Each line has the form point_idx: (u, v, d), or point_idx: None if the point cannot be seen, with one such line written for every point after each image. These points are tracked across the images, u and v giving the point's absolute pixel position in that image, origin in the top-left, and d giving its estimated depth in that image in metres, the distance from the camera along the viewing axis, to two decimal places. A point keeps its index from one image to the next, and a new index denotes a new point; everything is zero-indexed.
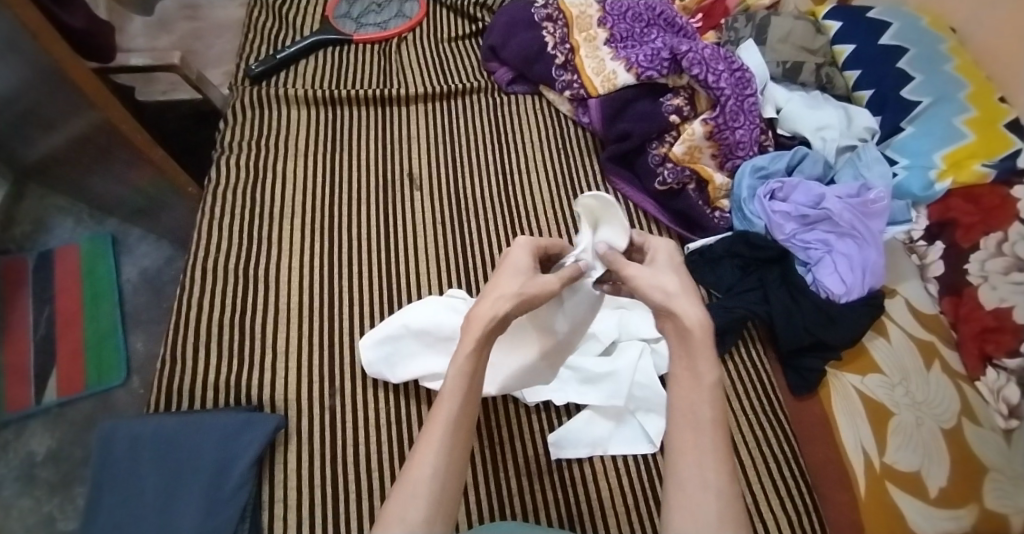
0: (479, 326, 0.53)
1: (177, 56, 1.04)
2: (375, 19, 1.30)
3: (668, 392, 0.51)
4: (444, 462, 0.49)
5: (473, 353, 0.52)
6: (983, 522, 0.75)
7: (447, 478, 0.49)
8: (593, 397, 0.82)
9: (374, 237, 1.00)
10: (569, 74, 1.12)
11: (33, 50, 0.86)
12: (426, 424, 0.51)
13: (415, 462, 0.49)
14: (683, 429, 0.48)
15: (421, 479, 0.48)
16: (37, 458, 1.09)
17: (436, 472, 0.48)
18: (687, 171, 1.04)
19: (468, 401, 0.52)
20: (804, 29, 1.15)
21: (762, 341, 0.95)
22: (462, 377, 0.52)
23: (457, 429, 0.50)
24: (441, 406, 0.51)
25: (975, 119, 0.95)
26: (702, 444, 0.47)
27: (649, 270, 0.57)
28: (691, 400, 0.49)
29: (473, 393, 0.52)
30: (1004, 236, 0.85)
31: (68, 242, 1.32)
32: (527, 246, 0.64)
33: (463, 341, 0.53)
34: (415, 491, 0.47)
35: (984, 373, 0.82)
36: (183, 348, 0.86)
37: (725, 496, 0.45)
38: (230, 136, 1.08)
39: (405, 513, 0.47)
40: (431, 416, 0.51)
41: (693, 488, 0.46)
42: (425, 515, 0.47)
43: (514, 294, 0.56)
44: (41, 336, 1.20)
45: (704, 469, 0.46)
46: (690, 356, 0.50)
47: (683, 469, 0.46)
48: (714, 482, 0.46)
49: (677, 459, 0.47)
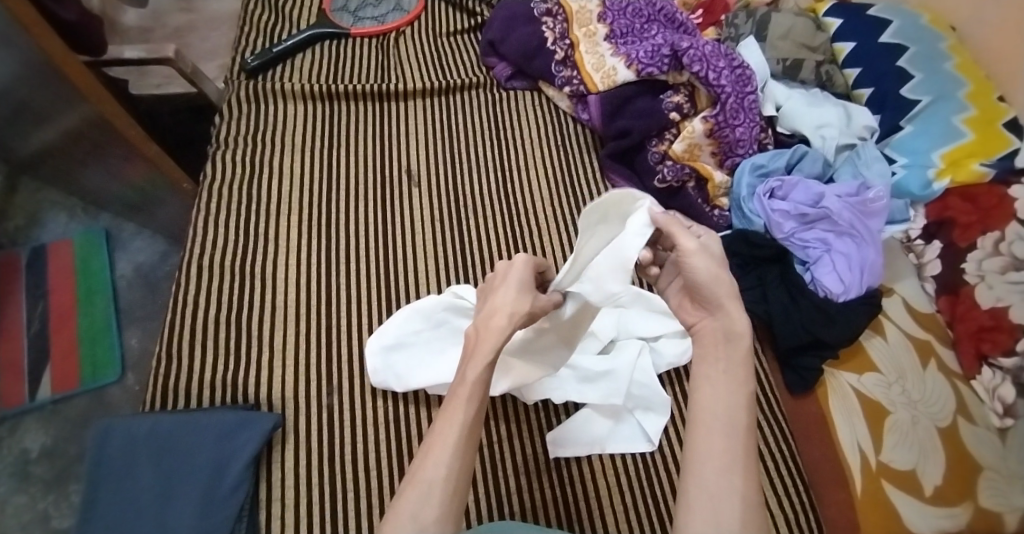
0: (495, 339, 0.54)
1: (171, 49, 1.03)
2: (372, 12, 1.29)
3: (697, 392, 0.51)
4: (456, 463, 0.49)
5: (488, 363, 0.53)
6: (977, 521, 0.76)
7: (459, 478, 0.49)
8: (592, 396, 0.82)
9: (372, 235, 0.99)
10: (568, 70, 1.11)
11: (23, 43, 0.84)
12: (438, 423, 0.51)
13: (426, 463, 0.49)
14: (713, 433, 0.48)
15: (432, 481, 0.48)
16: (32, 455, 1.08)
17: (449, 474, 0.49)
18: (687, 168, 1.03)
19: (481, 406, 0.52)
20: (804, 26, 1.14)
21: (760, 340, 0.95)
22: (479, 384, 0.52)
23: (469, 433, 0.51)
24: (454, 407, 0.51)
25: (974, 118, 0.95)
26: (732, 449, 0.47)
27: (700, 256, 0.55)
28: (721, 401, 0.50)
29: (485, 400, 0.53)
30: (1002, 236, 0.85)
31: (61, 236, 1.30)
32: (528, 265, 0.61)
33: (476, 352, 0.54)
34: (426, 489, 0.48)
35: (979, 372, 0.83)
36: (179, 346, 0.86)
37: (748, 502, 0.45)
38: (226, 131, 1.07)
39: (417, 512, 0.47)
40: (445, 416, 0.51)
41: (718, 490, 0.46)
42: (437, 514, 0.47)
43: (526, 313, 0.57)
44: (35, 331, 1.19)
45: (731, 473, 0.46)
46: (728, 360, 0.52)
47: (710, 469, 0.47)
48: (740, 486, 0.46)
49: (703, 461, 0.47)
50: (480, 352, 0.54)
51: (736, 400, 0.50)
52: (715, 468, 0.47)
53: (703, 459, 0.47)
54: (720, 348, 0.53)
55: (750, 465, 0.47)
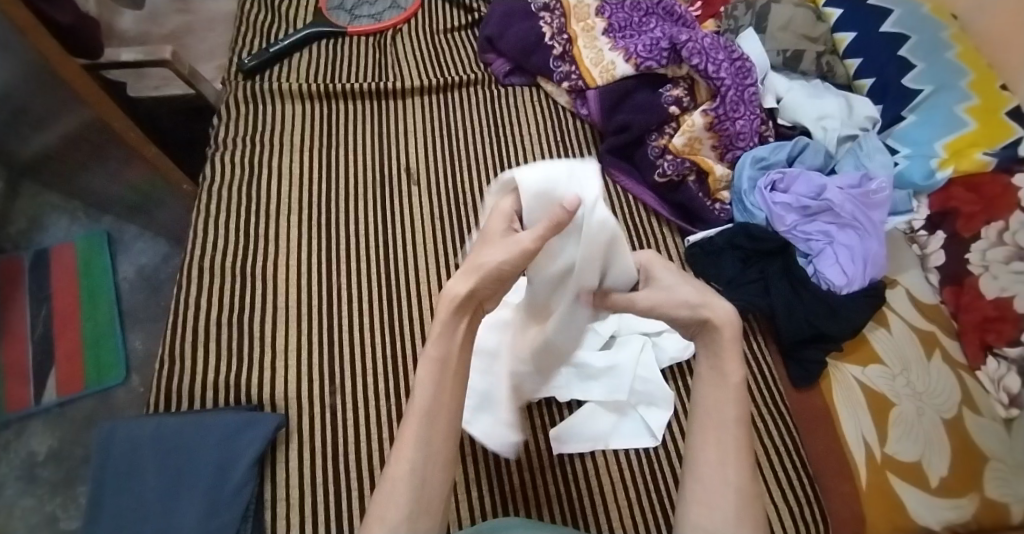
0: (447, 307, 0.54)
1: (167, 50, 1.02)
2: (369, 10, 1.28)
3: (696, 389, 0.55)
4: (421, 458, 0.52)
5: (439, 337, 0.54)
6: (984, 511, 0.76)
7: (425, 473, 0.52)
8: (595, 393, 0.82)
9: (373, 232, 0.99)
10: (567, 65, 1.12)
11: (23, 48, 0.85)
12: (404, 418, 0.54)
13: (395, 459, 0.52)
14: (709, 430, 0.52)
15: (398, 476, 0.51)
16: (39, 458, 1.09)
17: (415, 467, 0.51)
18: (688, 162, 1.03)
19: (442, 388, 0.54)
20: (804, 16, 1.13)
21: (763, 333, 0.94)
22: (432, 365, 0.54)
23: (433, 423, 0.53)
24: (417, 394, 0.54)
25: (976, 108, 0.95)
26: (724, 440, 0.51)
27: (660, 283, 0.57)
28: (719, 399, 0.53)
29: (446, 378, 0.54)
30: (1005, 226, 0.84)
31: (63, 240, 1.30)
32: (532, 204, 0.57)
33: (433, 324, 0.55)
34: (396, 485, 0.51)
35: (984, 362, 0.84)
36: (182, 347, 0.86)
37: (744, 495, 0.49)
38: (224, 133, 1.06)
39: (386, 513, 0.50)
40: (409, 408, 0.54)
41: (715, 487, 0.49)
42: (406, 513, 0.50)
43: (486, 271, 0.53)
44: (40, 335, 1.19)
45: (727, 468, 0.50)
46: (715, 358, 0.54)
47: (704, 466, 0.50)
48: (734, 478, 0.49)
49: (700, 457, 0.51)
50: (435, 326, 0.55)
51: (726, 396, 0.52)
52: (710, 466, 0.50)
53: (701, 453, 0.51)
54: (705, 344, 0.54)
55: (745, 459, 0.51)
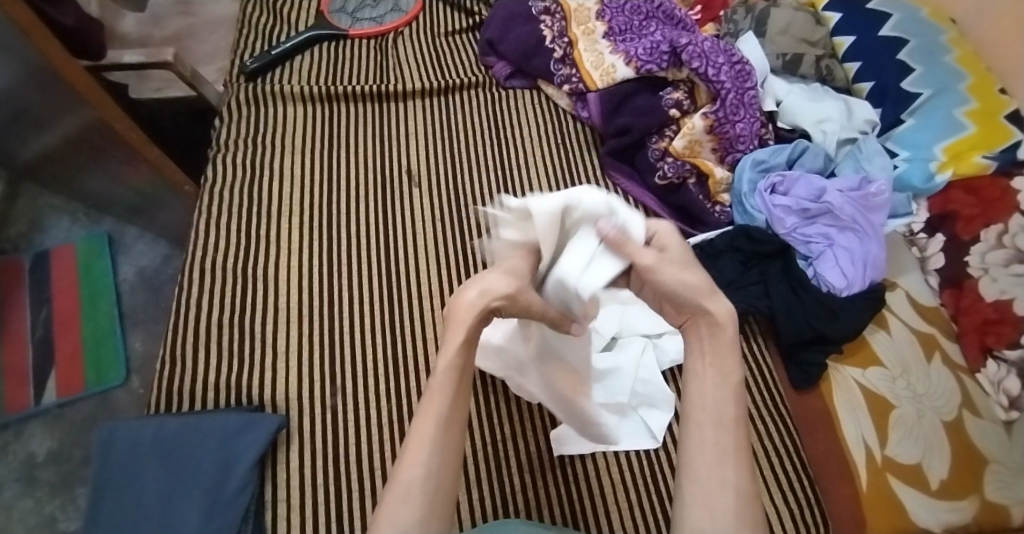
0: (466, 316, 0.55)
1: (169, 52, 1.02)
2: (370, 13, 1.29)
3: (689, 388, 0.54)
4: (435, 463, 0.52)
5: (460, 345, 0.55)
6: (984, 513, 0.76)
7: (439, 478, 0.51)
8: (596, 394, 0.80)
9: (373, 233, 1.00)
10: (567, 68, 1.12)
11: (27, 50, 0.85)
12: (418, 421, 0.54)
13: (406, 464, 0.52)
14: (707, 430, 0.51)
15: (411, 481, 0.51)
16: (38, 459, 1.09)
17: (428, 472, 0.51)
18: (687, 165, 1.03)
19: (458, 395, 0.55)
20: (804, 20, 1.13)
21: (764, 335, 0.94)
22: (451, 373, 0.55)
23: (448, 429, 0.53)
24: (433, 400, 0.54)
25: (975, 111, 0.96)
26: (723, 440, 0.51)
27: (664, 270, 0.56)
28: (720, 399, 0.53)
29: (462, 387, 0.55)
30: (1005, 228, 0.85)
31: (63, 242, 1.30)
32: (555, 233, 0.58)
33: (449, 334, 0.56)
34: (409, 488, 0.50)
35: (984, 365, 0.83)
36: (183, 347, 0.86)
37: (743, 496, 0.48)
38: (226, 134, 1.07)
39: (397, 516, 0.49)
40: (423, 413, 0.54)
41: (713, 487, 0.49)
42: (419, 516, 0.50)
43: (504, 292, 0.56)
44: (40, 336, 1.19)
45: (723, 468, 0.49)
46: (717, 358, 0.54)
47: (702, 467, 0.50)
48: (732, 480, 0.49)
49: (695, 457, 0.51)
50: (453, 336, 0.56)
51: (725, 396, 0.52)
52: (708, 466, 0.50)
53: (698, 453, 0.51)
54: (706, 343, 0.55)
55: (742, 458, 0.50)
